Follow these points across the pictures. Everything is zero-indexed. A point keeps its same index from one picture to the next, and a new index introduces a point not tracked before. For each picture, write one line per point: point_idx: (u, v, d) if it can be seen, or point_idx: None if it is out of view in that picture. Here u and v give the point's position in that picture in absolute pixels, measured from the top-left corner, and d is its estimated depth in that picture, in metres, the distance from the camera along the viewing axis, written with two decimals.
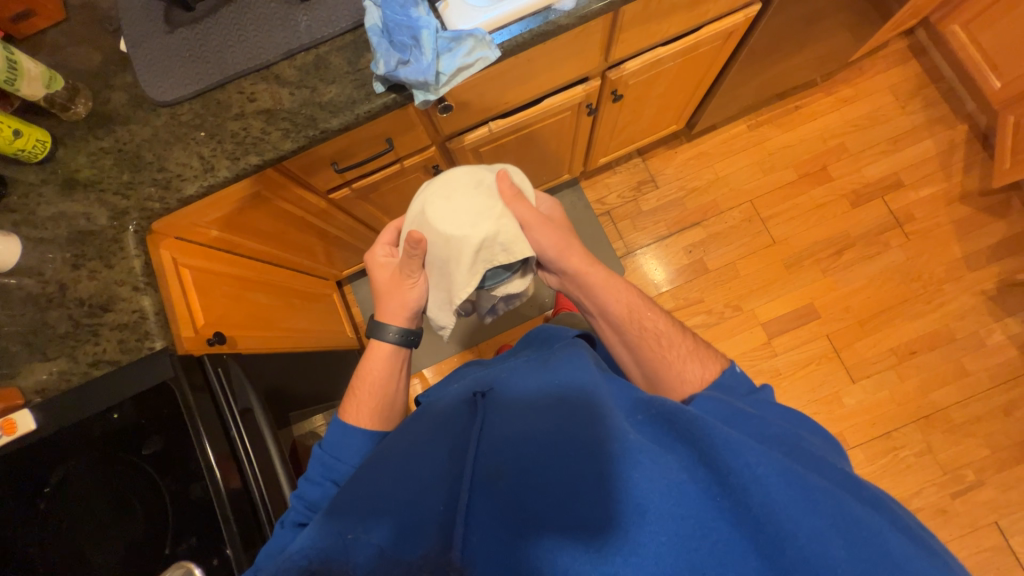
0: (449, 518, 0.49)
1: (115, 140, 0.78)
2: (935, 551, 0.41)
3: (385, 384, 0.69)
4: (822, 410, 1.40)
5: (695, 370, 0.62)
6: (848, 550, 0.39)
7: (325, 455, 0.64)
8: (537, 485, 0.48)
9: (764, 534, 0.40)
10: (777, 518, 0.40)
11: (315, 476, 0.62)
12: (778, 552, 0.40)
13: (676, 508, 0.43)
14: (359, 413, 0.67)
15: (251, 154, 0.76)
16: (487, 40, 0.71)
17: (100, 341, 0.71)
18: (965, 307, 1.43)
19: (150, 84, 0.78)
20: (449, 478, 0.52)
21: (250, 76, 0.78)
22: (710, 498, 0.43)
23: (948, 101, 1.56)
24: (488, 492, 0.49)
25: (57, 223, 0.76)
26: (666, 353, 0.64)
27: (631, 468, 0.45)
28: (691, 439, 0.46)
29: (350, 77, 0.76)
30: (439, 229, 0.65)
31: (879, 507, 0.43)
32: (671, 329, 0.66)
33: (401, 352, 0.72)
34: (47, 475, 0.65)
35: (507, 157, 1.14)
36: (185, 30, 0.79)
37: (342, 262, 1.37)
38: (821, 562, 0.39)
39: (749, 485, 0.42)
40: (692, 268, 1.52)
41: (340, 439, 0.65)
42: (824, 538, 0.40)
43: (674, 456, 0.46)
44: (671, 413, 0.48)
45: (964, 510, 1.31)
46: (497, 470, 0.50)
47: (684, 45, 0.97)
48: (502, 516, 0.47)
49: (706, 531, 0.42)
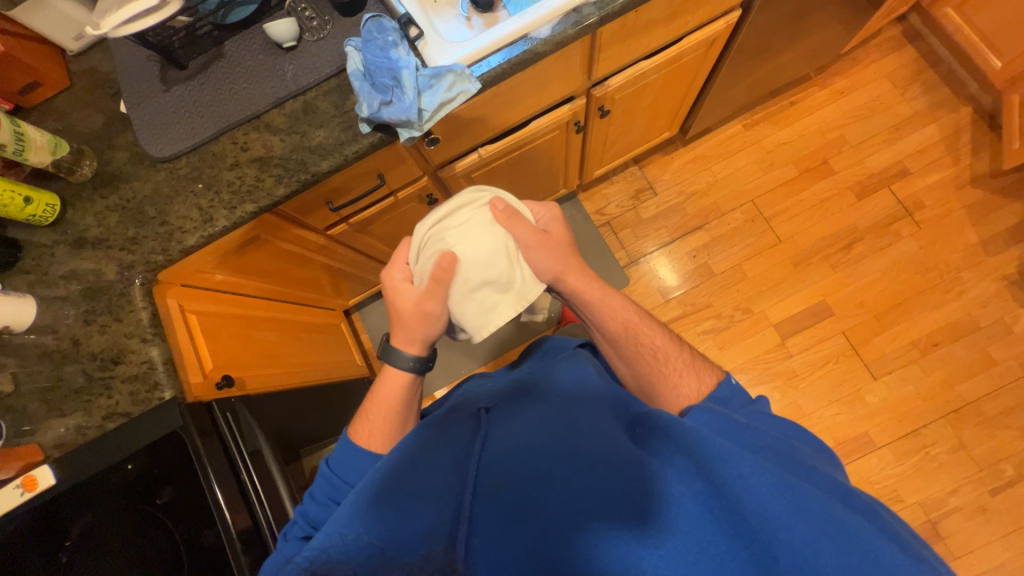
0: (450, 529, 0.46)
1: (119, 198, 0.81)
2: (928, 561, 0.39)
3: (397, 406, 0.66)
4: (845, 410, 1.36)
5: (691, 384, 0.60)
6: (844, 559, 0.37)
7: (331, 475, 0.62)
8: (537, 493, 0.46)
9: (758, 543, 0.38)
10: (772, 525, 0.38)
11: (322, 496, 0.61)
12: (774, 564, 0.37)
13: (674, 521, 0.41)
14: (371, 435, 0.65)
15: (246, 202, 0.78)
16: (466, 73, 0.73)
17: (113, 394, 0.73)
18: (987, 294, 1.38)
19: (150, 142, 0.81)
20: (449, 488, 0.50)
21: (242, 126, 0.81)
22: (707, 510, 0.41)
23: (949, 84, 1.52)
24: (488, 504, 0.47)
25: (70, 281, 0.79)
26: (662, 366, 0.63)
27: (629, 477, 0.44)
28: (686, 449, 0.44)
29: (337, 120, 0.78)
30: (476, 259, 0.65)
31: (871, 515, 0.41)
32: (669, 344, 0.65)
33: (417, 378, 0.68)
34: (66, 528, 0.68)
35: (500, 179, 1.15)
36: (180, 87, 0.82)
37: (348, 293, 1.39)
38: (816, 569, 0.37)
39: (743, 494, 0.40)
40: (698, 273, 1.50)
41: (348, 458, 0.63)
42: (819, 545, 0.37)
43: (671, 468, 0.44)
44: (668, 424, 0.47)
45: (1005, 508, 1.25)
46: (498, 482, 0.49)
47: (666, 57, 0.97)
48: (502, 529, 0.46)
49: (703, 542, 0.39)
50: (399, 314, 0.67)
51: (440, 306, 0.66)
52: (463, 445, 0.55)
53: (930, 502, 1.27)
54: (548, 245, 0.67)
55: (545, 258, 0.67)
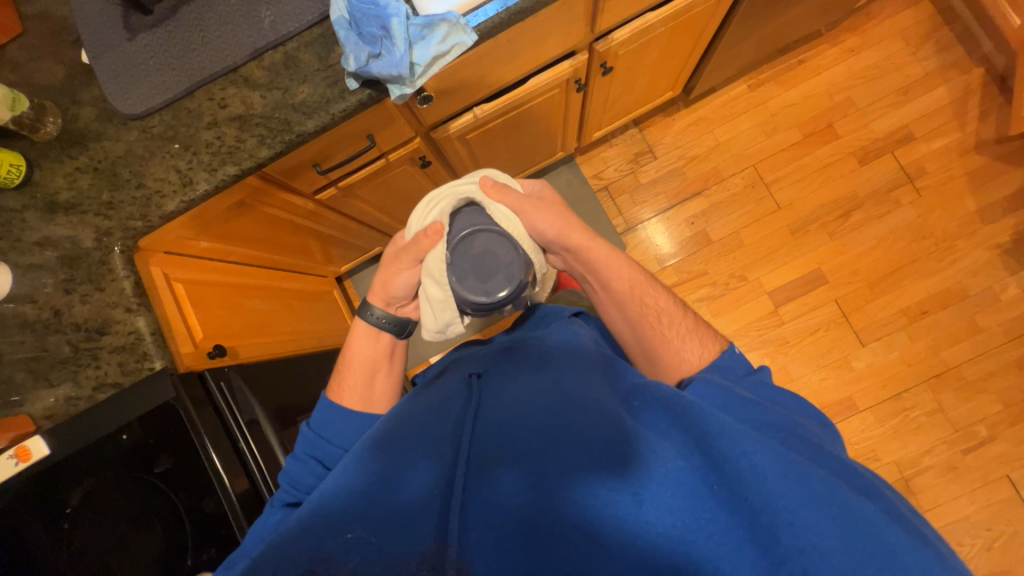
0: (443, 504, 0.45)
1: (90, 158, 0.76)
2: (932, 543, 0.39)
3: (368, 362, 0.67)
4: (832, 375, 1.39)
5: (694, 349, 0.60)
6: (845, 540, 0.37)
7: (312, 433, 0.62)
8: (534, 467, 0.45)
9: (759, 524, 0.38)
10: (774, 504, 0.38)
11: (301, 453, 0.61)
12: (775, 543, 0.37)
13: (674, 497, 0.40)
14: (342, 390, 0.65)
15: (227, 164, 0.74)
16: (461, 23, 0.67)
17: (101, 364, 0.72)
18: (979, 263, 1.39)
19: (118, 97, 0.75)
20: (441, 463, 0.49)
21: (219, 80, 0.75)
22: (706, 487, 0.40)
23: (963, 43, 1.46)
24: (483, 478, 0.46)
25: (45, 248, 0.75)
26: (666, 330, 0.62)
27: (630, 453, 0.43)
28: (688, 425, 0.44)
29: (322, 74, 0.72)
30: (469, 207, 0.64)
31: (876, 496, 0.41)
32: (673, 307, 0.64)
33: (382, 334, 0.68)
34: (67, 497, 0.66)
35: (496, 141, 1.10)
36: (146, 35, 0.75)
37: (339, 259, 1.36)
38: (819, 552, 0.36)
39: (745, 472, 0.40)
40: (695, 240, 1.48)
41: (330, 418, 0.63)
42: (822, 527, 0.37)
43: (671, 443, 0.44)
44: (669, 399, 0.47)
45: (975, 465, 1.31)
46: (494, 455, 0.47)
47: (675, 8, 0.90)
48: (499, 504, 0.44)
49: (701, 520, 0.39)
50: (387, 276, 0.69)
51: (410, 263, 0.64)
52: (458, 417, 0.53)
53: (905, 460, 1.33)
54: (546, 208, 0.65)
55: (546, 217, 0.65)
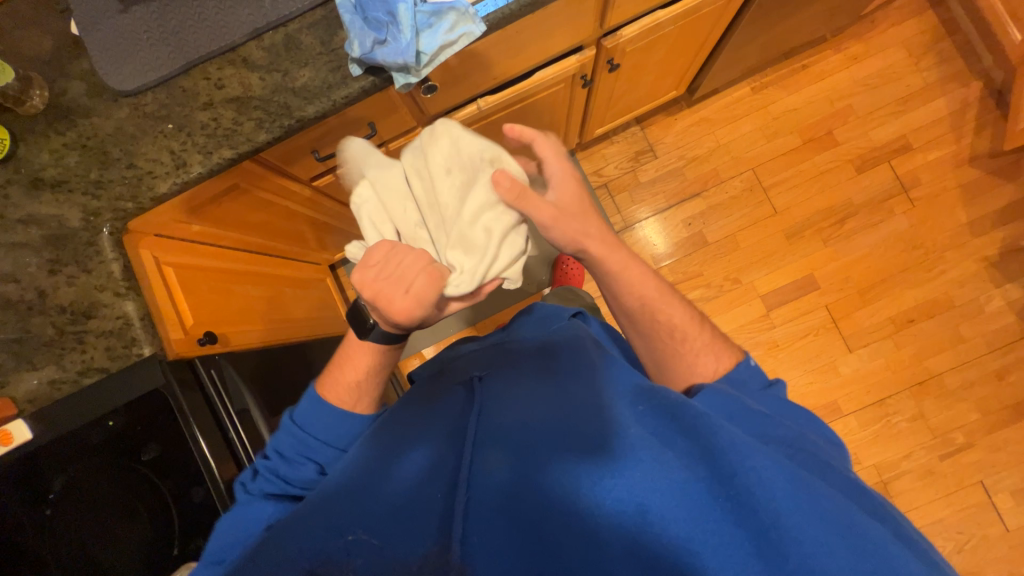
0: (446, 504, 0.45)
1: (78, 135, 0.73)
2: (930, 559, 0.40)
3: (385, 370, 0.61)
4: (818, 379, 1.42)
5: (707, 362, 0.59)
6: (853, 559, 0.37)
7: (304, 433, 0.59)
8: (536, 473, 0.45)
9: (765, 538, 0.39)
10: (783, 522, 0.39)
11: (296, 456, 0.58)
12: (781, 558, 0.38)
13: (678, 509, 0.40)
14: (355, 399, 0.61)
15: (223, 147, 0.71)
16: (470, 13, 0.66)
17: (86, 348, 0.70)
18: (967, 274, 1.42)
19: (109, 72, 0.72)
20: (444, 465, 0.49)
21: (216, 59, 0.72)
22: (712, 498, 0.41)
23: (964, 55, 1.47)
24: (484, 480, 0.46)
25: (28, 226, 0.72)
26: (678, 345, 0.60)
27: (635, 460, 0.43)
28: (697, 436, 0.44)
29: (324, 58, 0.70)
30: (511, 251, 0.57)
31: (881, 516, 0.42)
32: (689, 322, 0.62)
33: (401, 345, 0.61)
34: (50, 482, 0.65)
35: (499, 133, 1.09)
36: (139, 8, 0.72)
37: (334, 247, 1.34)
38: (824, 568, 0.37)
39: (754, 487, 0.40)
40: (691, 242, 1.49)
41: (314, 410, 0.60)
42: (828, 545, 0.38)
43: (674, 452, 0.44)
44: (675, 407, 0.47)
45: (951, 471, 1.35)
46: (496, 457, 0.47)
47: (685, 8, 0.89)
48: (502, 509, 0.44)
49: (706, 532, 0.39)
50: (379, 292, 0.49)
51: None
52: (460, 419, 0.53)
53: (885, 464, 1.37)
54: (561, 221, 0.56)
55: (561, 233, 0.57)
